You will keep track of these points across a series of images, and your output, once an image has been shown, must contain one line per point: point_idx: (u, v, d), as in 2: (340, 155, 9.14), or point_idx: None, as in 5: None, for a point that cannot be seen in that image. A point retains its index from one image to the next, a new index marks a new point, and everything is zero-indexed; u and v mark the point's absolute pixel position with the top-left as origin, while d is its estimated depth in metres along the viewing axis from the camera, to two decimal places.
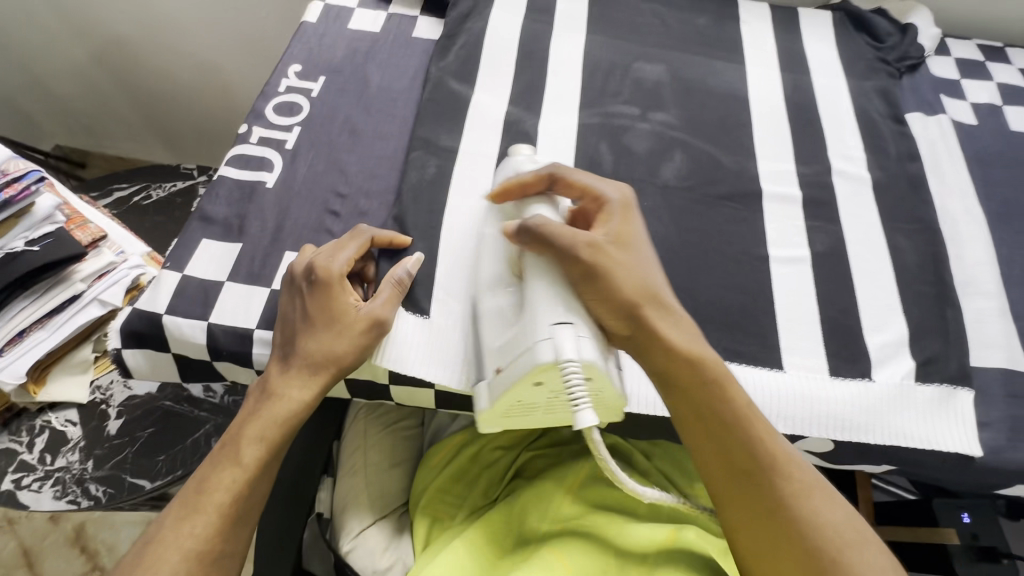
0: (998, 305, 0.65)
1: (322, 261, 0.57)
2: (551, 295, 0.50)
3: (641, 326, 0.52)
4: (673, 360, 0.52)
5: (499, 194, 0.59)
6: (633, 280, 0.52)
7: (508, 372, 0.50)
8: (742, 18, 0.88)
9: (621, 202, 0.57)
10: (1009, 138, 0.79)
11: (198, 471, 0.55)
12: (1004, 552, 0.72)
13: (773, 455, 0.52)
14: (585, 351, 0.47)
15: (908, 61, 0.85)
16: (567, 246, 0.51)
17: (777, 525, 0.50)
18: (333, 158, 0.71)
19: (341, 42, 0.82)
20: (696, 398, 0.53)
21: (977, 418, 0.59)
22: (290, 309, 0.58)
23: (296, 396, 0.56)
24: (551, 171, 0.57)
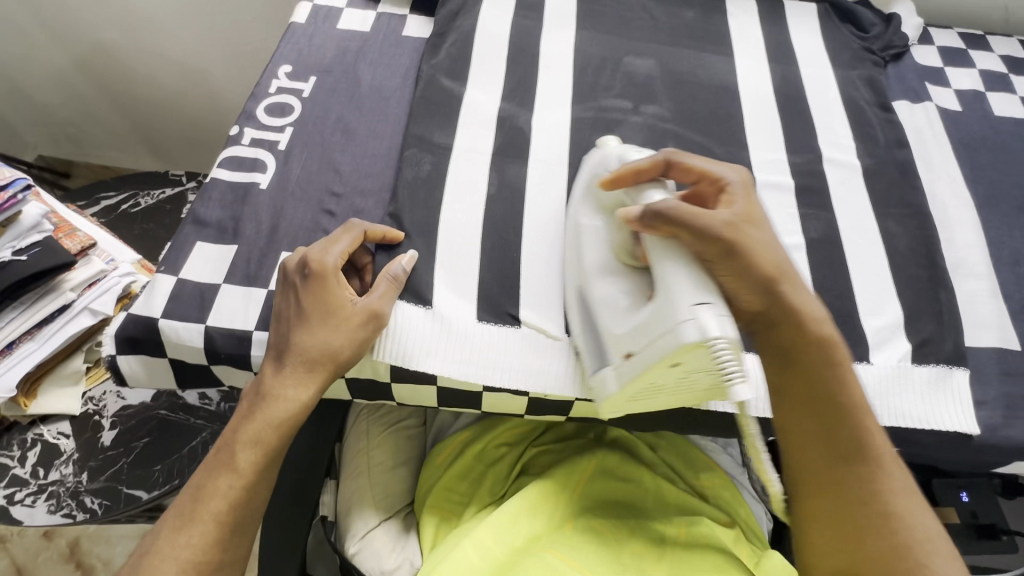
0: (989, 286, 0.67)
1: (317, 257, 0.57)
2: (687, 275, 0.49)
3: (776, 303, 0.53)
4: (803, 342, 0.54)
5: (609, 179, 0.56)
6: (770, 257, 0.53)
7: (642, 356, 0.50)
8: (730, 11, 0.89)
9: (741, 182, 0.56)
10: (992, 123, 0.81)
11: (194, 477, 0.55)
12: (1003, 529, 0.68)
13: (880, 451, 0.54)
14: (727, 327, 0.47)
15: (892, 50, 0.86)
16: (703, 225, 0.50)
17: (865, 516, 0.53)
18: (326, 158, 0.71)
19: (331, 42, 0.81)
20: (816, 384, 0.54)
21: (973, 398, 0.60)
22: (287, 306, 0.57)
23: (294, 398, 0.55)
24: (666, 157, 0.56)
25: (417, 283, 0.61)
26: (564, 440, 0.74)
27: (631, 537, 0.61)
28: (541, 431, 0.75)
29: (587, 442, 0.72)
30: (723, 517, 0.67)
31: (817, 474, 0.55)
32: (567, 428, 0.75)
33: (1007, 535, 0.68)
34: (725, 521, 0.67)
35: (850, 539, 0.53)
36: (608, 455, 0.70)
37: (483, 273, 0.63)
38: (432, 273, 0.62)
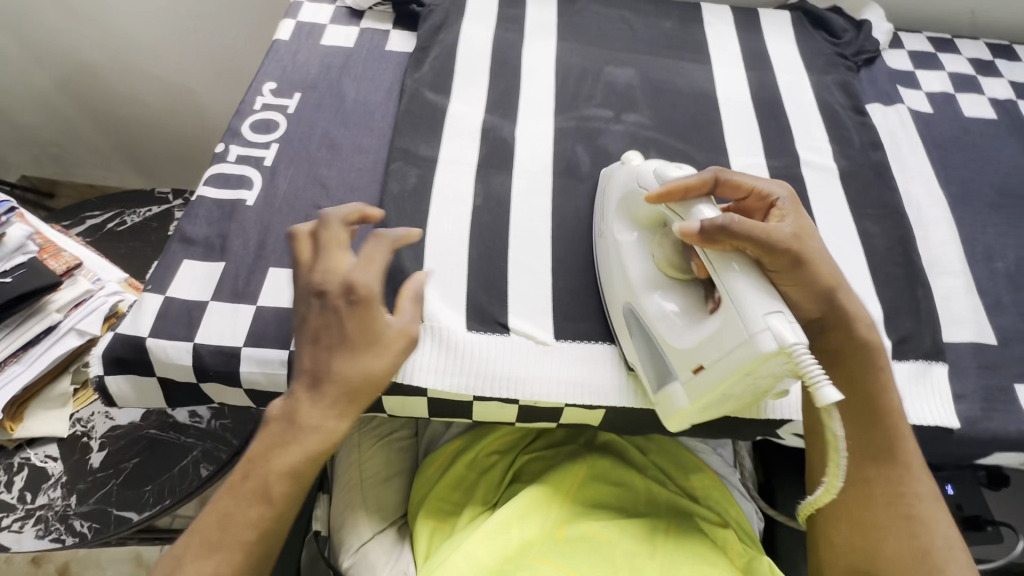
0: (964, 282, 0.68)
1: (362, 281, 0.54)
2: (757, 285, 0.50)
3: (832, 311, 0.55)
4: (849, 348, 0.56)
5: (659, 194, 0.56)
6: (828, 267, 0.55)
7: (714, 368, 0.51)
8: (706, 20, 0.91)
9: (790, 198, 0.58)
10: (963, 123, 0.83)
11: (217, 500, 0.50)
12: (989, 520, 0.70)
13: (910, 457, 0.56)
14: (800, 332, 0.48)
15: (864, 55, 0.89)
16: (769, 238, 0.52)
17: (888, 515, 0.54)
18: (313, 173, 0.71)
19: (315, 58, 0.82)
20: (859, 388, 0.56)
21: (953, 392, 0.61)
22: (330, 332, 0.53)
23: (335, 426, 0.52)
24: (714, 174, 0.57)
25: None
26: (556, 446, 0.74)
27: (626, 538, 0.61)
28: (533, 438, 0.75)
29: (578, 447, 0.73)
30: (716, 516, 0.68)
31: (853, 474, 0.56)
32: (558, 434, 0.76)
33: (991, 526, 0.70)
34: (718, 521, 0.67)
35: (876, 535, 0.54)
36: (599, 459, 0.70)
37: (471, 284, 0.64)
38: None
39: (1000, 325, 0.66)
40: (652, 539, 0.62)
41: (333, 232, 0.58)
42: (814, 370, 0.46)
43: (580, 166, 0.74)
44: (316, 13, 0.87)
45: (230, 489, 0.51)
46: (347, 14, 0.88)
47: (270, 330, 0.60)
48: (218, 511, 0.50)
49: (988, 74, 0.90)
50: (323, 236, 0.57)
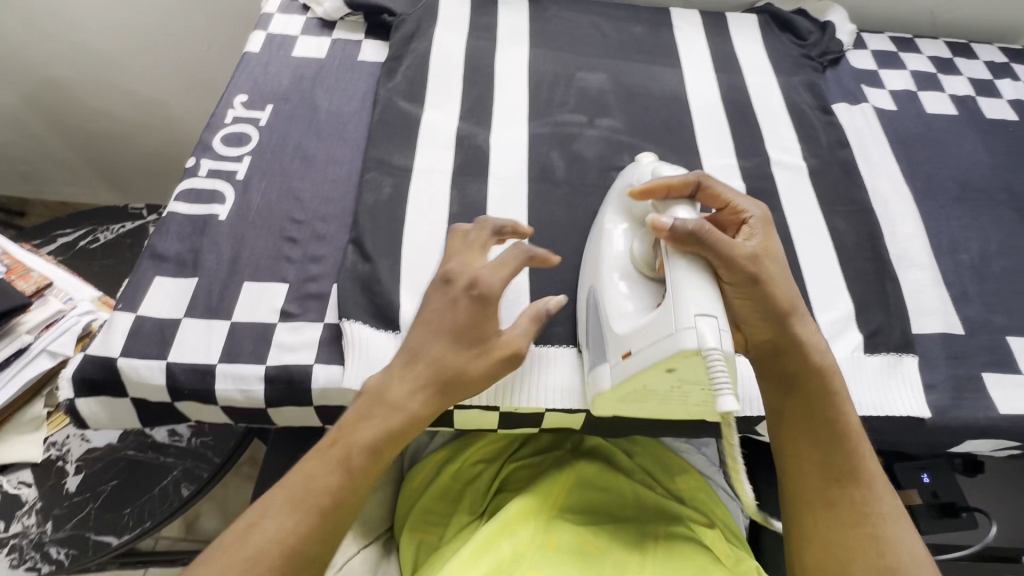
0: (931, 275, 0.70)
1: (488, 281, 0.54)
2: (698, 286, 0.49)
3: (783, 331, 0.55)
4: (805, 367, 0.56)
5: (640, 188, 0.57)
6: (782, 290, 0.55)
7: (639, 356, 0.50)
8: (675, 25, 0.93)
9: (761, 218, 0.58)
10: (925, 120, 0.86)
11: (305, 461, 0.51)
12: (963, 507, 0.69)
13: (873, 475, 0.55)
14: (725, 342, 0.47)
15: (829, 56, 0.91)
16: (724, 250, 0.51)
17: (854, 534, 0.53)
18: (286, 186, 0.71)
19: (286, 70, 0.82)
20: (814, 409, 0.56)
21: (923, 382, 0.63)
22: (442, 320, 0.55)
23: (420, 409, 0.53)
24: (699, 178, 0.57)
25: (383, 306, 0.62)
26: (540, 453, 0.74)
27: (614, 545, 0.61)
28: (518, 445, 0.75)
29: (564, 453, 0.73)
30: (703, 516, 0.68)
31: (816, 494, 0.56)
32: (542, 441, 0.76)
33: (966, 513, 0.69)
34: (704, 521, 0.68)
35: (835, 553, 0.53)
36: (586, 464, 0.70)
37: None
38: (398, 294, 0.63)
39: (966, 315, 0.68)
40: (641, 542, 0.62)
41: (481, 232, 0.60)
42: (721, 378, 0.46)
43: (555, 171, 0.74)
44: (286, 25, 0.87)
45: (318, 453, 0.51)
46: (318, 25, 0.87)
47: (246, 346, 0.59)
48: (306, 471, 0.49)
49: (948, 72, 0.92)
50: (475, 235, 0.60)
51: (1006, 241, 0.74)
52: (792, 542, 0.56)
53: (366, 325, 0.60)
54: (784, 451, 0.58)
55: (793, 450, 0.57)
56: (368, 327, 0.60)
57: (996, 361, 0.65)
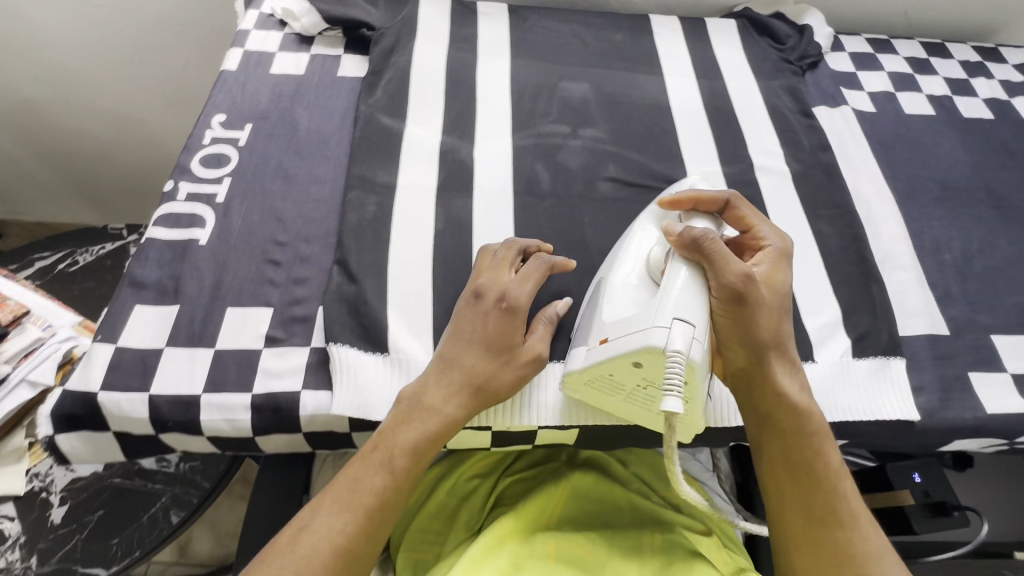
0: (915, 276, 0.71)
1: (517, 294, 0.58)
2: (688, 290, 0.51)
3: (761, 363, 0.55)
4: (780, 405, 0.55)
5: (670, 199, 0.60)
6: (770, 321, 0.55)
7: (612, 344, 0.51)
8: (655, 32, 0.93)
9: (780, 250, 0.59)
10: (904, 121, 0.86)
11: (350, 463, 0.54)
12: (957, 506, 0.69)
13: (855, 516, 0.54)
14: (692, 350, 0.48)
15: (808, 59, 0.91)
16: (722, 268, 0.53)
17: (840, 574, 0.52)
18: (267, 207, 0.69)
19: (264, 88, 0.80)
20: (793, 449, 0.56)
21: (912, 384, 0.63)
22: (473, 331, 0.57)
23: (454, 413, 0.55)
24: (728, 198, 0.60)
25: (371, 328, 0.61)
26: (535, 465, 0.73)
27: (612, 558, 0.60)
28: (513, 459, 0.74)
29: (559, 465, 0.72)
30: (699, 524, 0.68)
31: (801, 532, 0.55)
32: (537, 453, 0.75)
33: (959, 512, 0.69)
34: (701, 529, 0.67)
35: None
36: (582, 476, 0.70)
37: (436, 310, 0.63)
38: (385, 315, 0.62)
39: (951, 315, 0.68)
40: (638, 553, 0.61)
41: (510, 251, 0.62)
42: (675, 379, 0.47)
43: (540, 184, 0.74)
44: (263, 42, 0.86)
45: (363, 457, 0.54)
46: (296, 41, 0.86)
47: (231, 374, 0.58)
48: (353, 473, 0.53)
49: (924, 72, 0.93)
50: (503, 252, 0.62)
51: (987, 240, 0.75)
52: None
53: (354, 348, 0.59)
54: (766, 486, 0.58)
55: (774, 488, 0.57)
56: (356, 350, 0.59)
57: (982, 360, 0.65)
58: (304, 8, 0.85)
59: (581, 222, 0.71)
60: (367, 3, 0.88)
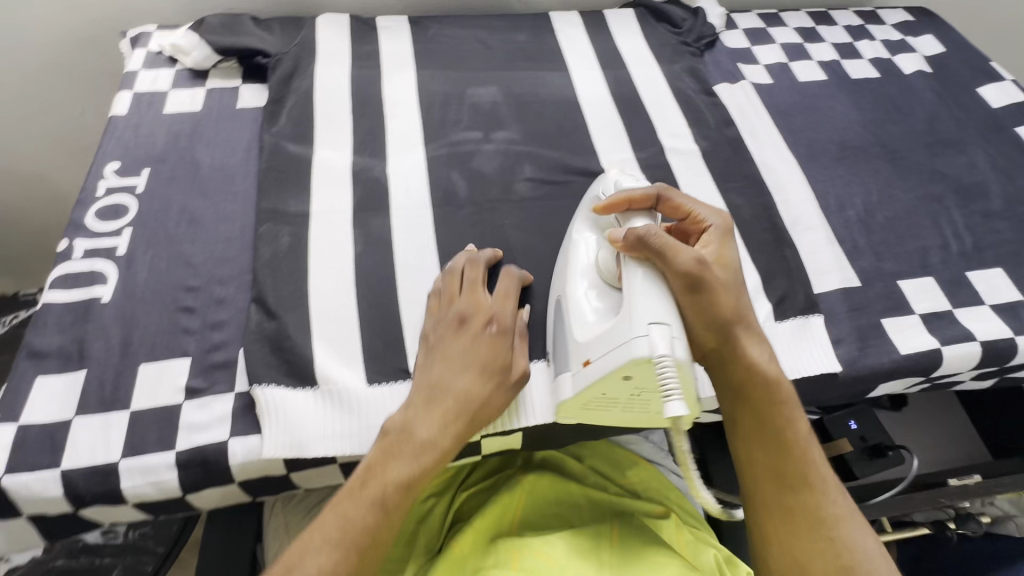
0: (825, 234, 0.74)
1: (503, 316, 0.59)
2: (649, 292, 0.52)
3: (729, 341, 0.56)
4: (749, 378, 0.57)
5: (604, 205, 0.60)
6: (729, 300, 0.56)
7: (597, 364, 0.52)
8: (557, 29, 0.94)
9: (722, 227, 0.60)
10: (800, 89, 0.91)
11: (337, 500, 0.51)
12: (890, 446, 0.73)
13: (825, 480, 0.56)
14: (675, 349, 0.49)
15: (704, 39, 0.95)
16: (673, 258, 0.53)
17: (811, 540, 0.54)
18: (175, 253, 0.66)
19: (160, 129, 0.77)
20: (763, 419, 0.57)
21: (831, 338, 0.66)
22: (461, 354, 0.56)
23: (448, 443, 0.53)
24: (658, 190, 0.60)
25: (297, 363, 0.59)
26: (490, 476, 0.72)
27: (573, 556, 0.60)
28: (468, 471, 0.73)
29: (514, 470, 0.72)
30: (657, 508, 0.69)
31: (774, 501, 0.56)
32: (492, 462, 0.74)
33: (893, 450, 0.73)
34: (659, 512, 0.69)
35: (798, 558, 0.53)
36: (537, 478, 0.70)
37: (365, 335, 0.62)
38: (311, 348, 0.60)
39: (861, 267, 0.72)
40: (596, 552, 0.61)
41: (477, 270, 0.62)
42: (671, 382, 0.48)
43: (457, 193, 0.74)
44: (153, 81, 0.82)
45: (349, 495, 0.51)
46: (189, 77, 0.83)
47: (151, 434, 0.55)
48: (340, 512, 0.50)
49: (813, 40, 0.98)
50: (471, 273, 0.62)
51: (885, 191, 0.80)
52: (759, 544, 0.56)
53: (279, 386, 0.57)
54: (739, 455, 0.58)
55: (748, 458, 0.57)
56: (282, 388, 0.57)
57: (891, 306, 0.69)
58: (194, 42, 0.82)
59: (503, 226, 0.71)
60: (262, 29, 0.86)
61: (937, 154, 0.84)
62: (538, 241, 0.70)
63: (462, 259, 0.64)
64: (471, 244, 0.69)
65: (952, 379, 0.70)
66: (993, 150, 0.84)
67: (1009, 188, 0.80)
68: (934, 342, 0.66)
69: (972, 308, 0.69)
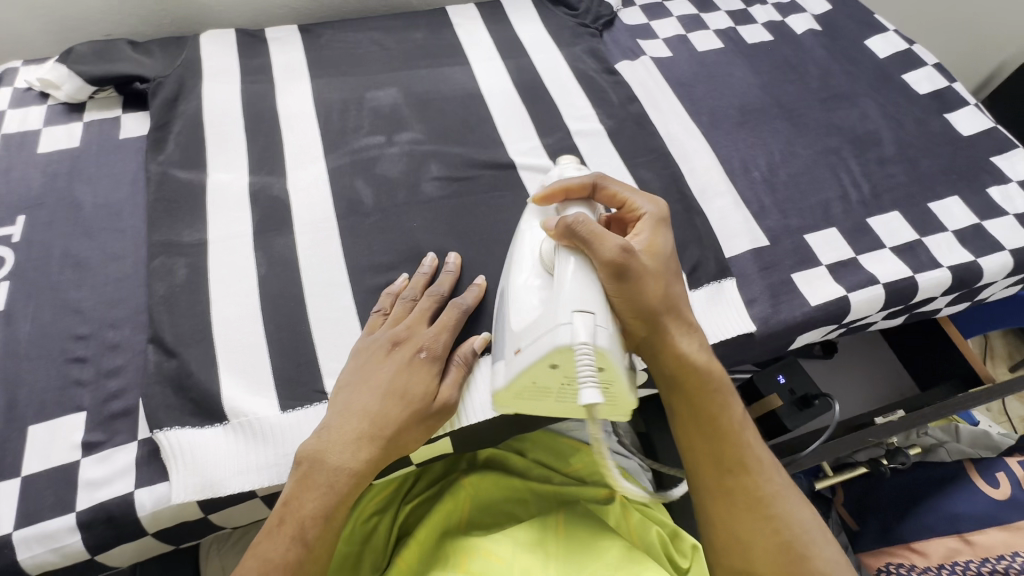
0: (732, 199, 0.76)
1: (436, 345, 0.57)
2: (578, 281, 0.50)
3: (658, 329, 0.53)
4: (681, 367, 0.54)
5: (542, 195, 0.58)
6: (657, 288, 0.53)
7: (526, 351, 0.51)
8: (454, 23, 0.93)
9: (656, 215, 0.57)
10: (698, 59, 0.92)
11: (257, 543, 0.49)
12: (815, 395, 0.77)
13: (761, 460, 0.55)
14: (598, 337, 0.48)
15: (602, 19, 0.95)
16: (598, 246, 0.51)
17: (751, 520, 0.53)
18: (61, 301, 0.62)
19: (33, 171, 0.72)
20: (696, 403, 0.55)
21: (744, 300, 0.67)
22: (386, 378, 0.55)
23: (361, 465, 0.51)
24: (594, 178, 0.58)
25: (202, 401, 0.56)
26: (435, 483, 0.71)
27: (518, 549, 0.59)
28: (412, 482, 0.72)
29: (457, 473, 0.71)
30: (602, 491, 0.69)
31: (712, 482, 0.55)
32: (435, 470, 0.73)
33: (819, 400, 0.77)
34: (603, 496, 0.69)
35: (735, 537, 0.53)
36: (480, 478, 0.69)
37: (275, 360, 0.59)
38: (216, 382, 0.57)
39: (768, 227, 0.74)
40: (542, 544, 0.60)
41: (427, 302, 0.61)
42: (586, 371, 0.47)
43: (362, 202, 0.71)
44: (23, 120, 0.76)
45: (268, 533, 0.50)
46: (63, 111, 0.78)
47: (47, 498, 0.52)
48: (258, 555, 0.49)
49: (708, 9, 1.00)
50: (422, 303, 0.61)
51: (787, 149, 0.82)
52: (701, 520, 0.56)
53: (186, 428, 0.55)
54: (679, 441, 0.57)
55: (687, 444, 0.56)
56: (189, 429, 0.55)
57: (800, 261, 0.71)
58: (63, 75, 0.77)
59: (412, 229, 0.69)
60: (140, 54, 0.81)
61: (832, 109, 0.87)
62: (450, 240, 0.69)
63: (405, 282, 0.64)
64: (429, 252, 0.67)
65: (865, 323, 0.72)
66: (883, 100, 0.88)
67: (900, 134, 0.84)
68: (841, 290, 0.68)
69: (874, 253, 0.72)
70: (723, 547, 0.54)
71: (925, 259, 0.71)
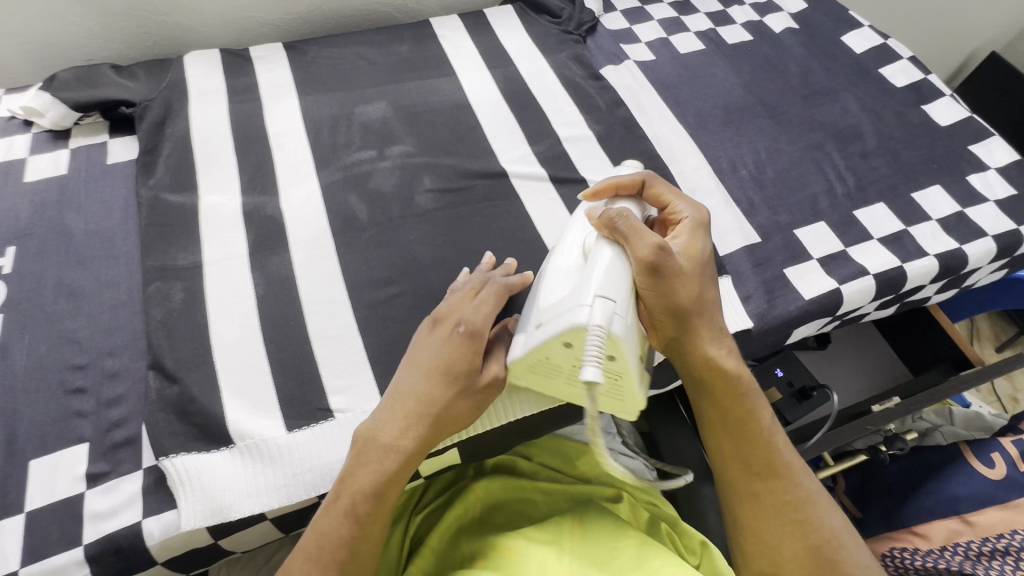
0: (721, 198, 0.77)
1: (478, 318, 0.55)
2: (610, 269, 0.51)
3: (685, 328, 0.55)
4: (710, 369, 0.56)
5: (593, 191, 0.61)
6: (689, 290, 0.55)
7: (545, 327, 0.51)
8: (439, 35, 0.93)
9: (696, 220, 0.59)
10: (681, 61, 0.94)
11: (316, 517, 0.50)
12: (813, 386, 0.78)
13: (792, 467, 0.55)
14: (613, 324, 0.48)
15: (584, 25, 0.96)
16: (637, 241, 0.53)
17: (782, 525, 0.53)
18: (57, 332, 0.61)
19: (21, 201, 0.71)
20: (726, 407, 0.56)
21: (740, 296, 0.69)
22: (429, 355, 0.54)
23: (409, 445, 0.51)
24: (644, 177, 0.61)
25: (207, 425, 0.56)
26: (444, 492, 0.71)
27: (535, 542, 0.59)
28: (421, 493, 0.72)
29: (465, 480, 0.71)
30: (609, 490, 0.69)
31: (742, 486, 0.56)
32: (444, 478, 0.73)
33: (817, 391, 0.78)
34: (611, 495, 0.69)
35: (763, 540, 0.54)
36: (490, 482, 0.69)
37: (278, 381, 0.59)
38: (219, 406, 0.57)
39: (759, 224, 0.75)
40: (558, 541, 0.60)
41: (472, 280, 0.60)
42: (594, 351, 0.47)
43: (357, 217, 0.71)
44: (7, 149, 0.75)
45: (324, 510, 0.50)
46: (49, 139, 0.77)
47: (53, 533, 0.51)
48: (316, 527, 0.49)
49: (687, 12, 1.02)
50: (465, 281, 0.60)
51: (772, 147, 0.83)
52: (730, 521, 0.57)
53: (191, 454, 0.54)
54: (709, 443, 0.58)
55: (716, 446, 0.58)
56: (194, 456, 0.54)
57: (791, 256, 0.72)
58: (47, 102, 0.76)
59: (408, 242, 0.70)
60: (124, 77, 0.80)
61: (813, 105, 0.89)
62: (448, 251, 0.69)
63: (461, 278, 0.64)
64: (426, 265, 0.68)
65: (858, 313, 0.74)
66: (863, 94, 0.90)
67: (880, 127, 0.86)
68: (833, 283, 0.69)
69: (862, 245, 0.73)
70: (749, 550, 0.54)
71: (912, 248, 0.73)
